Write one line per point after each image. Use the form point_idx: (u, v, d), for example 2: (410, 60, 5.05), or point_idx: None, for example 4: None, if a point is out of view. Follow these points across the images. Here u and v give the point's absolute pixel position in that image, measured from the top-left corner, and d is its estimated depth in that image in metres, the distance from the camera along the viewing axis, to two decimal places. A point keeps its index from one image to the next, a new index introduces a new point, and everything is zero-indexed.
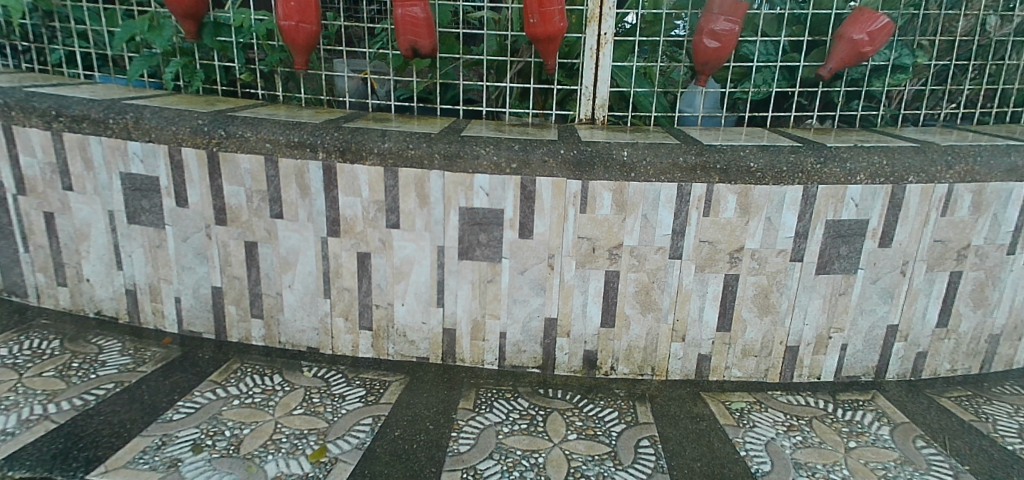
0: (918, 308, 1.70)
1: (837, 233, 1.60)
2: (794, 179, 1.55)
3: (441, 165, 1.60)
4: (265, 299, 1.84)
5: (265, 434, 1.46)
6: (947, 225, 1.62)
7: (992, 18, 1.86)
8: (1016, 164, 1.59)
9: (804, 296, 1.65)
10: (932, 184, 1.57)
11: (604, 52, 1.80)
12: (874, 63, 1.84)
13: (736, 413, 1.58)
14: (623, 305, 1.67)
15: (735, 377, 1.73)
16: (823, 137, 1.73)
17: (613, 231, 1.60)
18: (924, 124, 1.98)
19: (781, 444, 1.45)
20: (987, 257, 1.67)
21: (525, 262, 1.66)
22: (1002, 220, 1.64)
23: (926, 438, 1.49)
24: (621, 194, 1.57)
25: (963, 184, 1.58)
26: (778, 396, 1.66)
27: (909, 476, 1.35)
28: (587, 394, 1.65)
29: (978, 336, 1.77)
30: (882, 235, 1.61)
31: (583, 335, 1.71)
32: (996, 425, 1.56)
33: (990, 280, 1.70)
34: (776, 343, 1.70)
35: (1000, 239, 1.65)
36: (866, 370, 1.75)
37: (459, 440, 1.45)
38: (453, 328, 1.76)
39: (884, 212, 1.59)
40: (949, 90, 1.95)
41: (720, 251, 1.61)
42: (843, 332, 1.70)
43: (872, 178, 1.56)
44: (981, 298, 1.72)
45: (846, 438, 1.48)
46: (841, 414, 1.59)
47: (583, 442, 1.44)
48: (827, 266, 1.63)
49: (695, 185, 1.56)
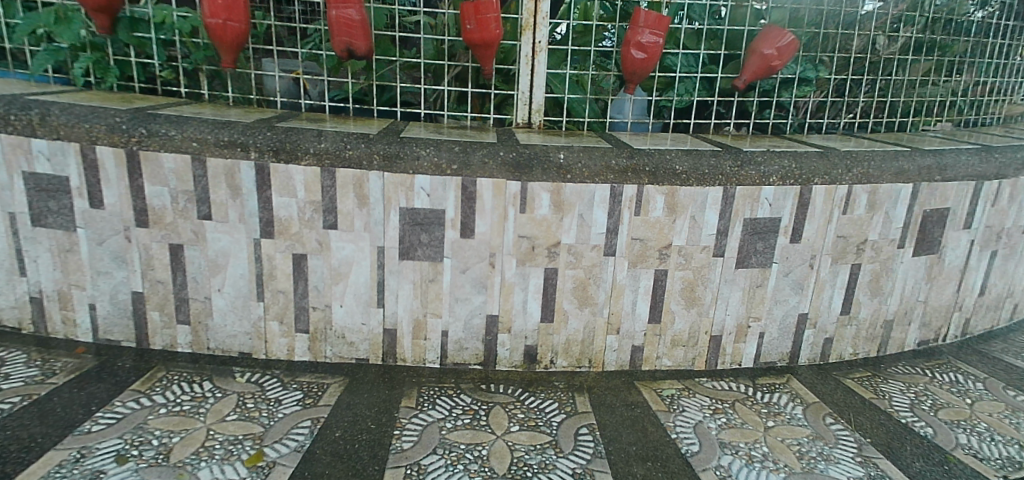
0: (824, 298, 1.87)
1: (754, 230, 1.74)
2: (715, 181, 1.67)
3: (380, 166, 1.62)
4: (192, 304, 1.78)
5: (196, 441, 1.42)
6: (847, 223, 1.79)
7: (881, 37, 2.09)
8: (903, 168, 1.78)
9: (726, 289, 1.78)
10: (834, 185, 1.74)
11: (540, 59, 1.87)
12: (782, 75, 2.01)
13: (667, 400, 1.69)
14: (561, 301, 1.74)
15: (665, 367, 1.84)
16: (740, 143, 1.87)
17: (552, 230, 1.67)
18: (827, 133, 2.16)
19: (707, 426, 1.57)
20: (881, 251, 1.86)
21: (466, 261, 1.70)
22: (893, 217, 1.83)
23: (833, 416, 1.64)
24: (559, 195, 1.64)
25: (860, 185, 1.76)
26: (704, 383, 1.79)
27: (819, 449, 1.49)
28: (528, 388, 1.71)
29: (875, 321, 1.96)
30: (793, 231, 1.76)
31: (523, 330, 1.77)
32: (891, 401, 1.74)
33: (884, 271, 1.89)
34: (701, 333, 1.82)
35: (892, 235, 1.85)
36: (781, 356, 1.90)
37: (402, 437, 1.47)
38: (394, 329, 1.77)
39: (794, 211, 1.74)
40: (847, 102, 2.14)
41: (650, 248, 1.71)
42: (761, 321, 1.84)
43: (783, 180, 1.70)
44: (877, 287, 1.91)
45: (765, 417, 1.62)
46: (761, 397, 1.72)
47: (525, 433, 1.50)
48: (745, 261, 1.76)
49: (626, 186, 1.65)
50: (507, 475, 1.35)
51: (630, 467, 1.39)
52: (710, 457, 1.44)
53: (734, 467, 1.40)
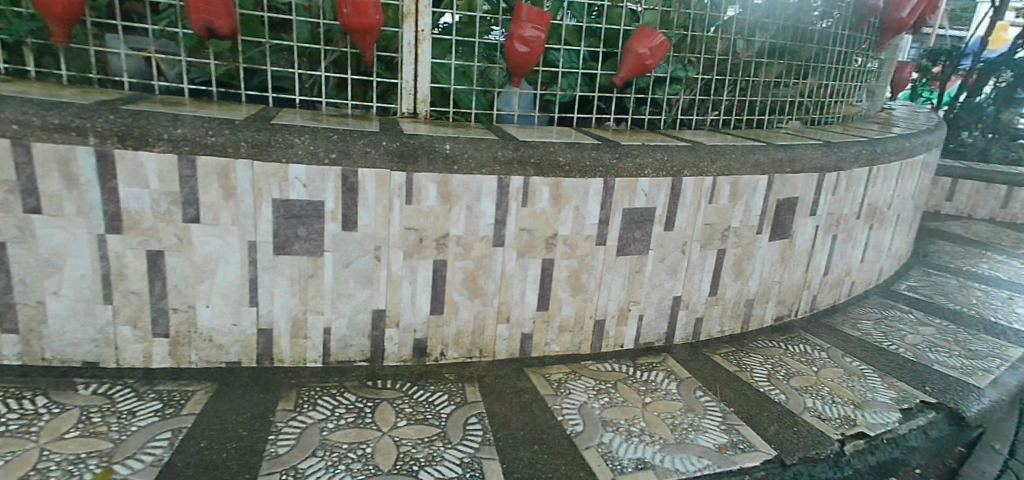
0: (695, 281, 2.01)
1: (632, 219, 1.83)
2: (596, 173, 1.74)
3: (248, 153, 1.51)
4: (21, 311, 1.57)
5: (25, 465, 1.26)
6: (713, 211, 1.94)
7: (740, 42, 2.25)
8: (759, 161, 1.96)
9: (608, 275, 1.87)
10: (701, 177, 1.87)
11: (423, 48, 1.86)
12: (656, 74, 2.12)
13: (554, 384, 1.74)
14: (451, 292, 1.74)
15: (554, 352, 1.90)
16: (618, 138, 1.95)
17: (439, 221, 1.66)
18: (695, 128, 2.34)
19: (592, 406, 1.64)
20: (743, 237, 2.04)
21: (349, 255, 1.64)
22: (752, 206, 2.01)
23: (703, 389, 1.78)
24: (446, 186, 1.63)
25: (723, 177, 1.91)
26: (590, 366, 1.87)
27: (691, 420, 1.61)
28: (418, 382, 1.69)
29: (739, 301, 2.15)
30: (666, 220, 1.88)
31: (413, 324, 1.74)
32: (752, 372, 1.92)
33: (746, 255, 2.08)
34: (587, 318, 1.90)
35: (751, 222, 2.03)
36: (658, 336, 2.02)
37: (277, 442, 1.40)
38: (269, 328, 1.67)
39: (667, 201, 1.85)
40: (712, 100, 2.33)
41: (537, 238, 1.75)
42: (640, 304, 1.95)
43: (657, 172, 1.81)
44: (740, 270, 2.09)
45: (644, 394, 1.72)
46: (641, 375, 1.83)
47: (413, 427, 1.48)
48: (625, 248, 1.85)
49: (513, 177, 1.67)
50: (393, 471, 1.32)
51: (518, 451, 1.42)
52: (594, 435, 1.50)
53: (614, 443, 1.48)
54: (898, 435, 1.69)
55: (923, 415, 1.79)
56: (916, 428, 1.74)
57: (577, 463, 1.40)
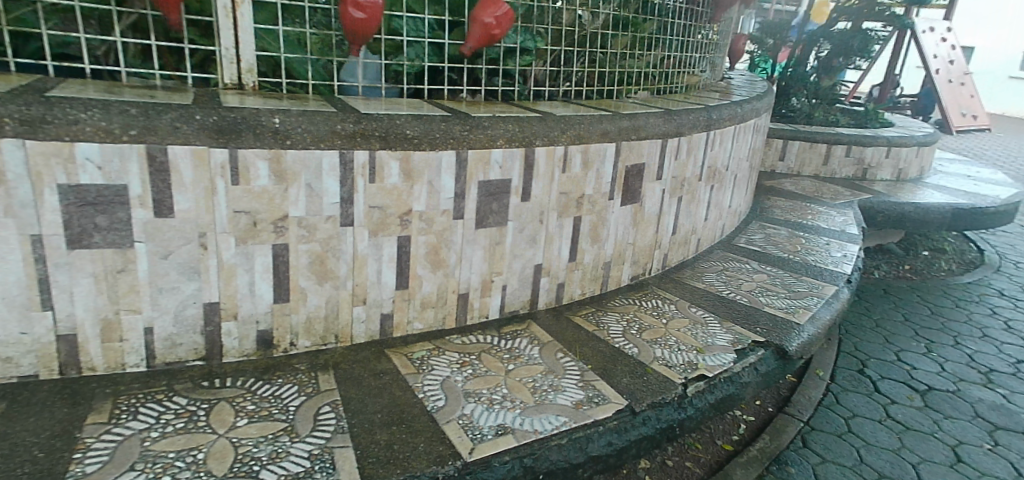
0: (555, 249, 2.09)
1: (488, 192, 1.85)
2: (447, 146, 1.72)
3: (19, 131, 1.30)
4: None
5: None
6: (567, 180, 2.01)
7: (585, 13, 2.34)
8: (607, 129, 2.05)
9: (468, 248, 1.88)
10: (553, 146, 1.92)
11: (242, 12, 1.70)
12: (505, 43, 2.14)
13: (416, 362, 1.73)
14: (296, 278, 1.65)
15: (416, 330, 1.89)
16: (468, 109, 1.94)
17: (275, 202, 1.56)
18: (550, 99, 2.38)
19: (455, 379, 1.65)
20: (597, 203, 2.14)
21: (169, 245, 1.50)
22: (603, 174, 2.11)
23: (564, 351, 1.86)
24: (279, 163, 1.53)
25: (574, 146, 1.98)
26: (454, 340, 1.89)
27: (550, 382, 1.68)
28: (263, 376, 1.61)
29: (597, 264, 2.26)
30: (522, 190, 1.92)
31: (254, 315, 1.64)
32: (609, 329, 2.04)
33: (601, 221, 2.18)
34: (449, 293, 1.90)
35: (603, 188, 2.13)
36: (522, 304, 2.08)
37: (85, 461, 1.26)
38: (73, 334, 1.48)
39: (521, 171, 1.89)
40: (564, 70, 2.38)
41: (389, 215, 1.71)
42: (502, 275, 1.99)
43: (509, 143, 1.83)
44: (596, 235, 2.19)
45: (507, 362, 1.76)
46: (504, 344, 1.88)
47: (255, 425, 1.41)
48: (484, 221, 1.87)
49: (356, 152, 1.61)
50: (228, 475, 1.26)
51: (375, 435, 1.40)
52: (455, 408, 1.52)
53: (476, 413, 1.50)
54: (733, 374, 1.90)
55: (754, 353, 2.02)
56: (748, 365, 1.96)
57: (437, 438, 1.40)
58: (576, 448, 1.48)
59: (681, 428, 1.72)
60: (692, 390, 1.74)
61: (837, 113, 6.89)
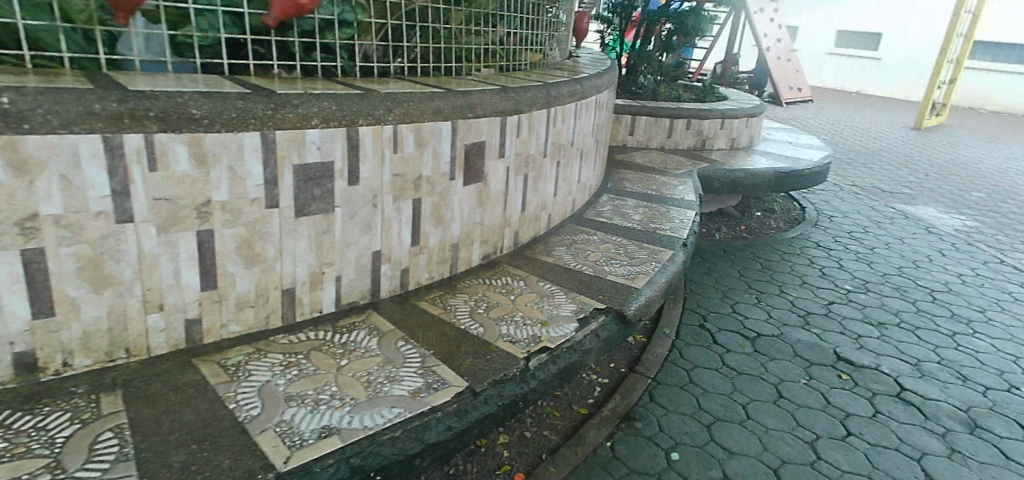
0: (394, 234, 2.01)
1: (306, 177, 1.72)
2: (248, 125, 1.57)
3: None
4: None
5: None
6: (400, 161, 1.93)
7: None
8: (439, 107, 1.99)
9: (289, 240, 1.74)
10: (380, 125, 1.83)
11: None
12: (321, 15, 2.01)
13: (231, 369, 1.62)
14: (62, 287, 1.43)
15: (233, 334, 1.74)
16: (279, 85, 1.76)
17: (16, 199, 1.32)
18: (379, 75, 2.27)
19: (276, 384, 1.58)
20: (437, 185, 2.09)
21: None
22: (440, 154, 2.06)
23: (405, 339, 1.83)
24: (14, 152, 1.29)
25: (404, 125, 1.90)
26: (279, 340, 1.78)
27: (386, 374, 1.66)
28: (26, 406, 1.40)
29: (443, 246, 2.22)
30: (349, 174, 1.81)
31: (5, 336, 1.40)
32: (456, 312, 2.04)
33: (443, 203, 2.14)
34: (270, 290, 1.77)
35: (442, 169, 2.09)
36: (362, 294, 1.99)
37: None
38: None
39: (345, 153, 1.78)
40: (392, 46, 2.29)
41: (183, 207, 1.53)
42: (334, 266, 1.88)
43: (326, 122, 1.71)
44: (439, 217, 2.15)
45: (340, 358, 1.72)
46: (338, 338, 1.82)
47: (5, 466, 1.23)
48: (305, 209, 1.75)
49: (126, 135, 1.40)
50: None
51: (176, 455, 1.30)
52: (273, 415, 1.46)
53: (296, 418, 1.45)
54: (575, 342, 2.03)
55: (594, 321, 2.18)
56: (590, 333, 2.11)
57: (246, 450, 1.33)
58: (407, 434, 1.47)
59: (523, 401, 1.78)
60: (535, 363, 1.82)
61: (678, 89, 7.41)
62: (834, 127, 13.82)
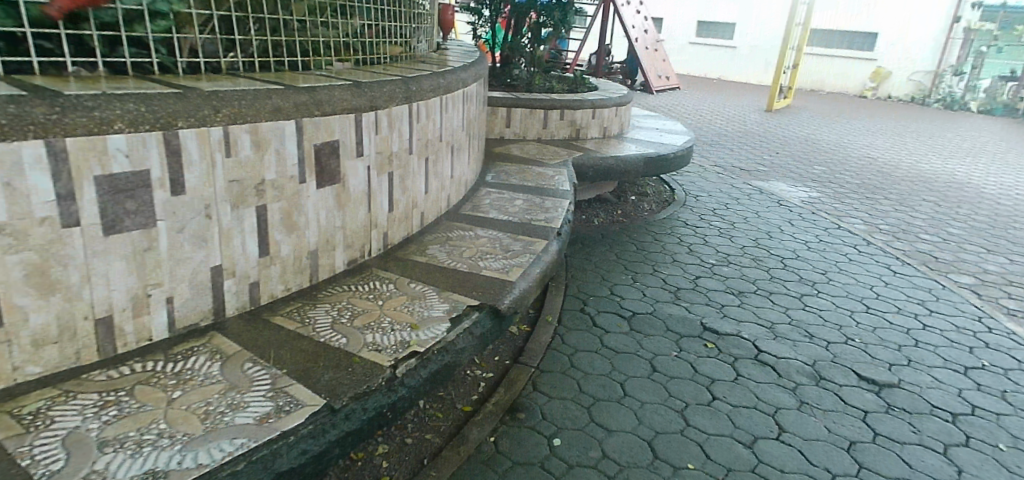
0: (235, 245, 2.09)
1: (113, 189, 1.72)
2: (24, 135, 1.53)
3: None
4: None
5: None
6: (235, 166, 2.01)
7: None
8: (277, 106, 2.08)
9: (99, 262, 1.75)
10: (205, 129, 1.89)
11: None
12: (123, 6, 1.97)
13: (27, 418, 1.59)
14: None
15: (34, 375, 1.73)
16: (78, 85, 1.74)
17: None
18: (208, 71, 2.27)
19: (86, 429, 1.59)
20: (285, 188, 2.20)
21: None
22: (285, 155, 2.17)
23: (253, 359, 1.98)
24: None
25: (235, 126, 1.97)
26: (95, 377, 1.79)
27: (226, 402, 1.77)
28: None
29: (299, 255, 2.37)
30: (171, 183, 1.84)
31: None
32: (315, 325, 2.22)
33: (294, 207, 2.26)
34: (80, 321, 1.76)
35: (289, 172, 2.20)
36: (202, 315, 2.08)
37: None
38: None
39: (162, 160, 1.80)
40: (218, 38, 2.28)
41: None
42: (162, 286, 1.92)
43: (133, 126, 1.72)
44: (290, 223, 2.27)
45: (172, 389, 1.79)
46: (171, 368, 1.88)
47: None
48: (115, 226, 1.75)
49: None
50: None
51: None
52: (81, 466, 1.47)
53: (111, 466, 1.48)
54: (447, 343, 2.26)
55: (468, 317, 2.43)
56: (462, 331, 2.34)
57: None
58: (246, 461, 1.57)
59: (391, 411, 2.03)
60: (402, 369, 2.05)
61: (553, 80, 7.56)
62: (700, 112, 14.88)
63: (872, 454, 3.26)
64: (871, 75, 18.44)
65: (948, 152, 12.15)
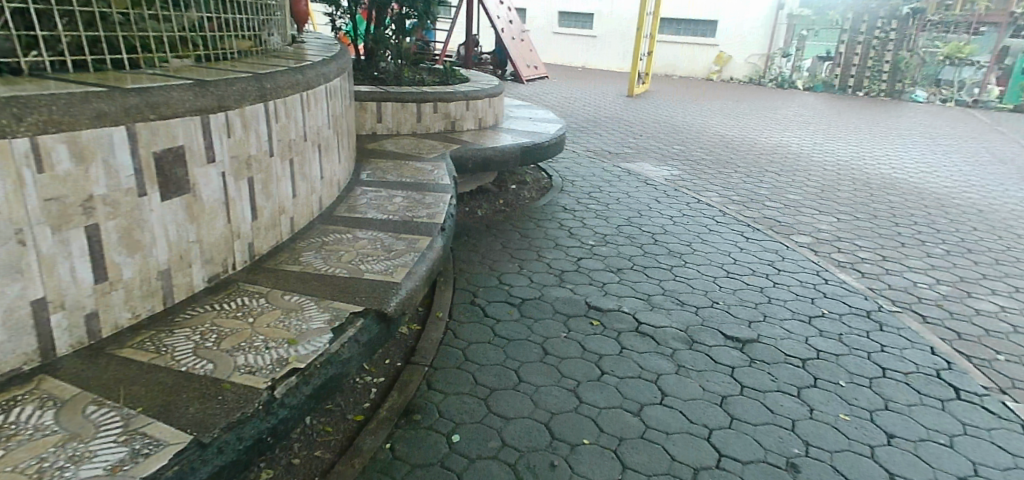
0: (62, 273, 1.83)
1: None
2: None
3: None
4: None
5: None
6: (51, 181, 1.74)
7: None
8: (100, 110, 1.84)
9: None
10: (6, 140, 1.61)
11: None
12: None
13: None
14: None
15: None
16: None
17: None
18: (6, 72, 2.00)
19: None
20: (120, 204, 1.96)
21: None
22: (117, 166, 1.92)
23: (99, 401, 1.74)
24: None
25: (47, 136, 1.71)
26: None
27: (65, 455, 1.54)
28: None
29: (146, 276, 2.12)
30: None
31: None
32: (173, 353, 2.01)
33: (134, 224, 2.02)
34: None
35: (124, 185, 1.96)
36: (27, 358, 1.80)
37: None
38: None
39: None
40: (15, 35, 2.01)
41: None
42: None
43: None
44: (132, 243, 2.03)
45: None
46: None
47: None
48: None
49: None
50: None
51: None
52: None
53: None
54: (330, 355, 2.15)
55: (353, 325, 2.32)
56: (346, 340, 2.23)
57: None
58: None
59: (272, 436, 1.88)
60: (281, 390, 1.92)
61: (423, 73, 7.42)
62: (569, 99, 15.44)
63: (741, 405, 3.58)
64: (716, 60, 20.16)
65: (783, 127, 13.62)
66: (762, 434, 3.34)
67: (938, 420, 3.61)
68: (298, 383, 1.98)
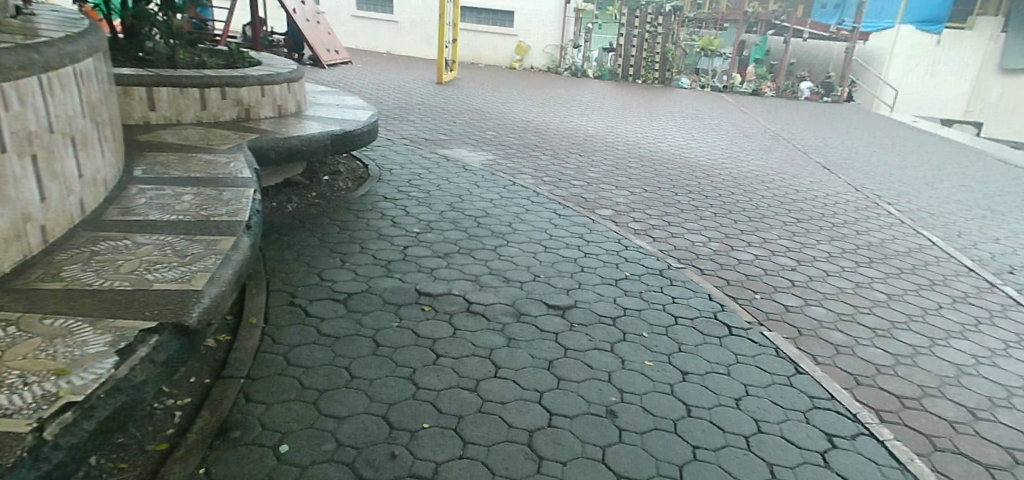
0: None
1: None
2: None
3: None
4: None
5: None
6: None
7: None
8: None
9: None
10: None
11: None
12: None
13: None
14: None
15: None
16: None
17: None
18: None
19: None
20: None
21: None
22: None
23: None
24: None
25: None
26: None
27: None
28: None
29: None
30: None
31: None
32: None
33: None
34: None
35: None
36: None
37: None
38: None
39: None
40: None
41: None
42: None
43: None
44: None
45: None
46: None
47: None
48: None
49: None
50: None
51: None
52: None
53: None
54: (118, 381, 1.84)
55: (144, 344, 2.01)
56: (137, 361, 1.94)
57: None
58: None
59: None
60: (54, 429, 1.60)
61: (203, 54, 6.63)
62: (375, 86, 15.02)
63: (566, 366, 3.85)
64: (515, 49, 21.06)
65: (579, 112, 14.76)
66: (586, 390, 3.62)
67: (719, 354, 4.26)
68: (78, 419, 1.67)
